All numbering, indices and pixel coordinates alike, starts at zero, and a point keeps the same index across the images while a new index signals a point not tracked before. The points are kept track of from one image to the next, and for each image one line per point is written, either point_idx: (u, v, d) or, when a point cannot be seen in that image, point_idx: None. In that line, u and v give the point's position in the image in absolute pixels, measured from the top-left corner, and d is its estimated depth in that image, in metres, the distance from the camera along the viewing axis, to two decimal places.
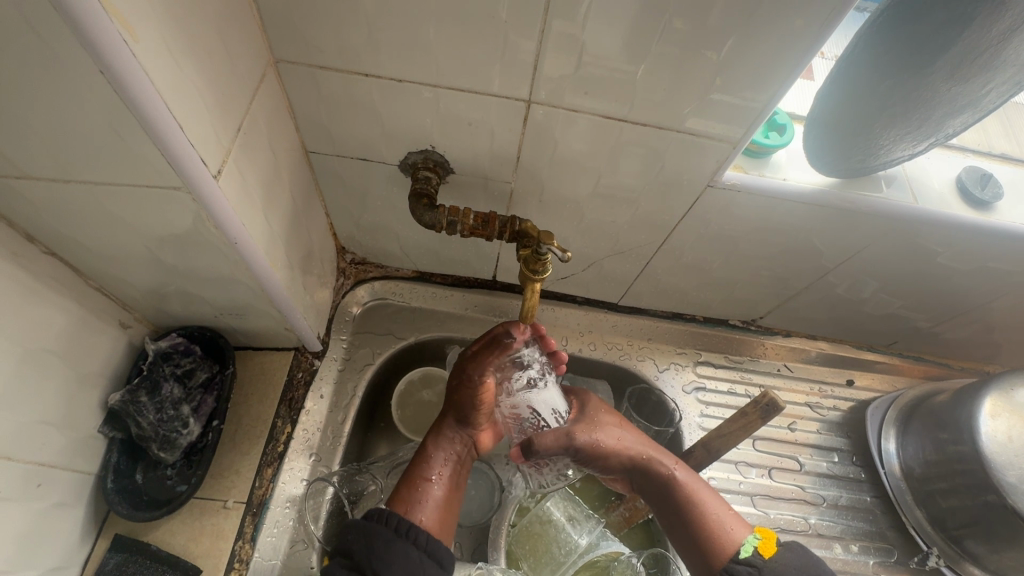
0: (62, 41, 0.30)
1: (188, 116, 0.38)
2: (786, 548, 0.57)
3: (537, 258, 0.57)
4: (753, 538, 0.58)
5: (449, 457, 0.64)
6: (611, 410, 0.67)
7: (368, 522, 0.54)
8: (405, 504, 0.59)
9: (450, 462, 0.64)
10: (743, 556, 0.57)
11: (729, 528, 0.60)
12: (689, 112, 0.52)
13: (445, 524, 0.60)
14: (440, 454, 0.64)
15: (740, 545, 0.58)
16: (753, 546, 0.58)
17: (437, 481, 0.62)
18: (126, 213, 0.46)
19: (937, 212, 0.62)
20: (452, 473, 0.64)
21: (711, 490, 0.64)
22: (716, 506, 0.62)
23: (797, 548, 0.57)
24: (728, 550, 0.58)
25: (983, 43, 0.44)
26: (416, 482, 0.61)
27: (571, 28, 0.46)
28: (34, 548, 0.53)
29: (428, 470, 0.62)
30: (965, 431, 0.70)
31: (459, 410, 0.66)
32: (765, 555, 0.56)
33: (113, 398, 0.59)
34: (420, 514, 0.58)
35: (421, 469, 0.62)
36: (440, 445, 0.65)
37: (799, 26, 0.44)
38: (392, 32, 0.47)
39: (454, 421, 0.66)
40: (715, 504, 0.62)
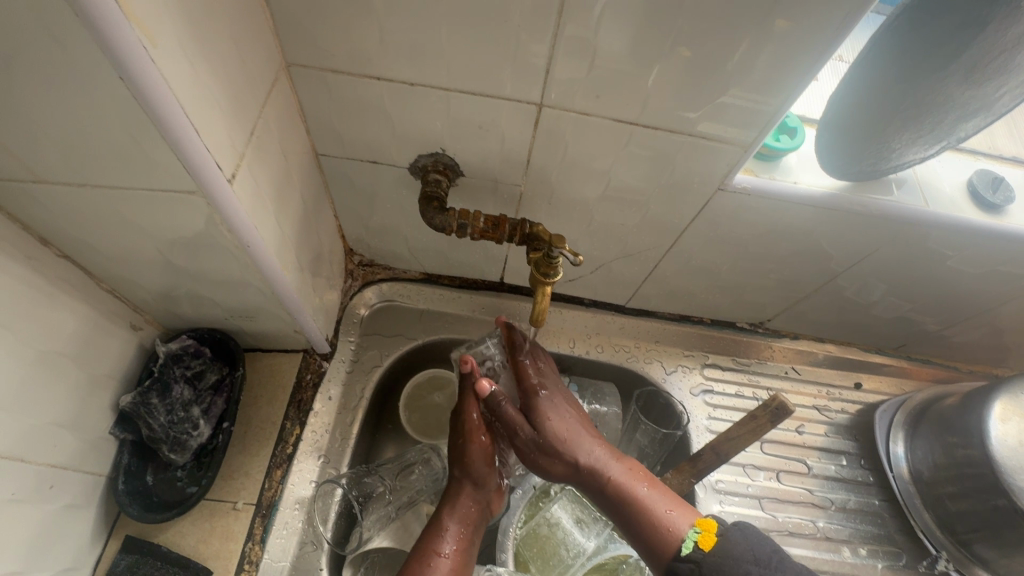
0: (82, 47, 0.30)
1: (205, 121, 0.38)
2: (725, 539, 0.55)
3: (548, 262, 0.57)
4: (694, 531, 0.57)
5: (460, 524, 0.64)
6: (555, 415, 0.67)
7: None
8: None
9: (462, 529, 0.64)
10: (684, 553, 0.55)
11: (669, 527, 0.58)
12: (700, 116, 0.52)
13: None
14: (453, 522, 0.64)
15: (681, 541, 0.56)
16: (694, 542, 0.56)
17: (449, 554, 0.61)
18: (140, 217, 0.46)
19: (948, 215, 0.62)
20: (464, 540, 0.63)
21: (654, 485, 0.62)
22: (660, 504, 0.60)
23: (738, 538, 0.54)
24: (668, 550, 0.57)
25: (996, 47, 0.44)
26: (428, 556, 0.60)
27: (584, 32, 0.46)
28: (46, 550, 0.53)
29: (440, 541, 0.62)
30: (975, 435, 0.69)
31: (465, 469, 0.67)
32: (705, 548, 0.55)
33: (124, 400, 0.59)
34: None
35: (433, 542, 0.62)
36: (452, 513, 0.65)
37: (814, 31, 0.44)
38: (405, 35, 0.47)
39: (462, 483, 0.66)
40: (660, 503, 0.60)
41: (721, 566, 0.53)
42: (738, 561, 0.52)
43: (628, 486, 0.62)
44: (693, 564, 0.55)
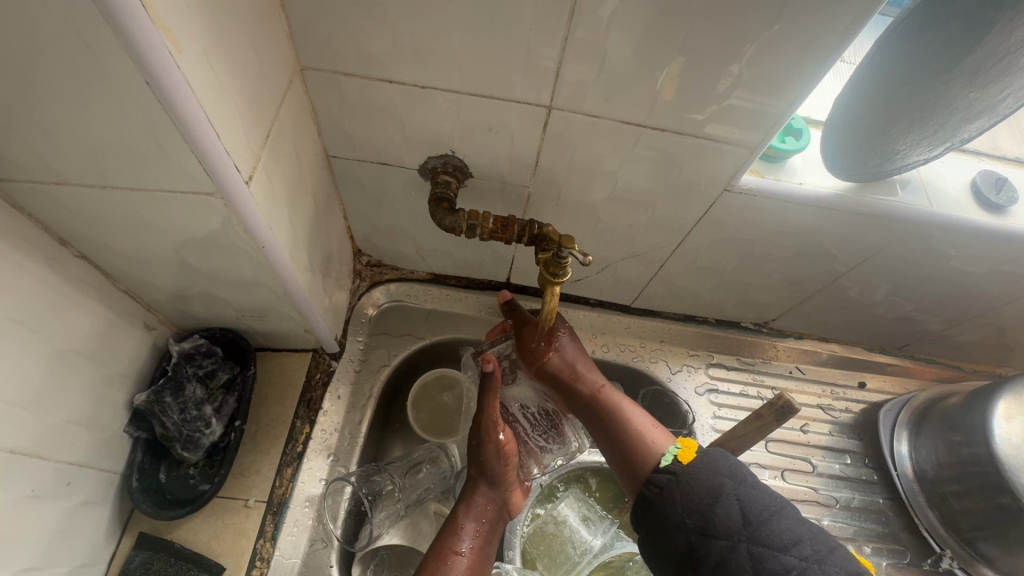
0: (110, 53, 0.31)
1: (224, 125, 0.39)
2: (705, 454, 0.56)
3: (557, 263, 0.58)
4: (673, 448, 0.58)
5: (477, 522, 0.64)
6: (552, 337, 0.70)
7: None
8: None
9: (479, 527, 0.64)
10: (663, 464, 0.57)
11: (652, 441, 0.62)
12: (708, 118, 0.53)
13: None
14: (470, 521, 0.64)
15: (661, 454, 0.60)
16: (674, 455, 0.57)
17: (466, 553, 0.61)
18: (158, 219, 0.47)
19: (952, 216, 0.63)
20: (481, 539, 0.63)
21: (639, 412, 0.66)
22: (642, 424, 0.64)
23: (717, 453, 0.56)
24: (649, 460, 0.60)
25: (1002, 49, 0.44)
26: (444, 555, 0.60)
27: (595, 36, 0.46)
28: (63, 546, 0.54)
29: (456, 540, 0.62)
30: (979, 434, 0.70)
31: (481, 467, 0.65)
32: (683, 461, 0.56)
33: (139, 399, 0.60)
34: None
35: (450, 542, 0.62)
36: (468, 511, 0.64)
37: (820, 35, 0.44)
38: (418, 40, 0.48)
39: (479, 481, 0.66)
40: (643, 421, 0.64)
41: (698, 476, 0.54)
42: (714, 474, 0.54)
43: (616, 407, 0.66)
44: (671, 474, 0.56)
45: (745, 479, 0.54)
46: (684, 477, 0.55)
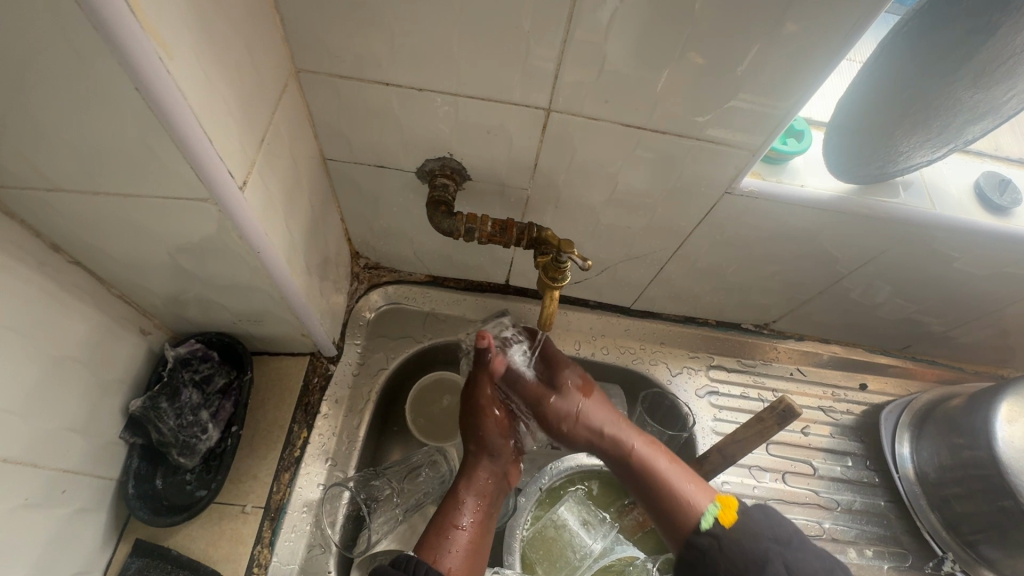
0: (100, 60, 0.31)
1: (218, 130, 0.38)
2: (745, 515, 0.55)
3: (556, 267, 0.57)
4: (713, 507, 0.57)
5: (476, 498, 0.64)
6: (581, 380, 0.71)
7: (394, 569, 0.52)
8: (433, 553, 0.59)
9: (478, 502, 0.64)
10: (702, 528, 0.56)
11: (690, 497, 0.59)
12: (709, 120, 0.52)
13: (476, 567, 0.59)
14: (470, 497, 0.64)
15: (699, 517, 0.57)
16: (713, 516, 0.56)
17: (466, 528, 0.61)
18: (153, 225, 0.46)
19: (954, 217, 0.62)
20: (482, 513, 0.63)
21: (672, 463, 0.63)
22: (678, 479, 0.61)
23: (758, 514, 0.55)
24: (685, 523, 0.57)
25: (1006, 52, 0.44)
26: (444, 528, 0.61)
27: (594, 37, 0.46)
28: (59, 553, 0.54)
29: (456, 515, 0.62)
30: (981, 436, 0.70)
31: (480, 437, 0.68)
32: (725, 524, 0.55)
33: (134, 405, 0.59)
34: (449, 561, 0.58)
35: (450, 516, 0.62)
36: (469, 487, 0.65)
37: (824, 36, 0.44)
38: (415, 42, 0.48)
39: (477, 455, 0.67)
40: (678, 477, 0.61)
41: (743, 538, 0.53)
42: (757, 538, 0.53)
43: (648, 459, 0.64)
44: (713, 538, 0.55)
45: (791, 540, 0.52)
46: (726, 541, 0.54)
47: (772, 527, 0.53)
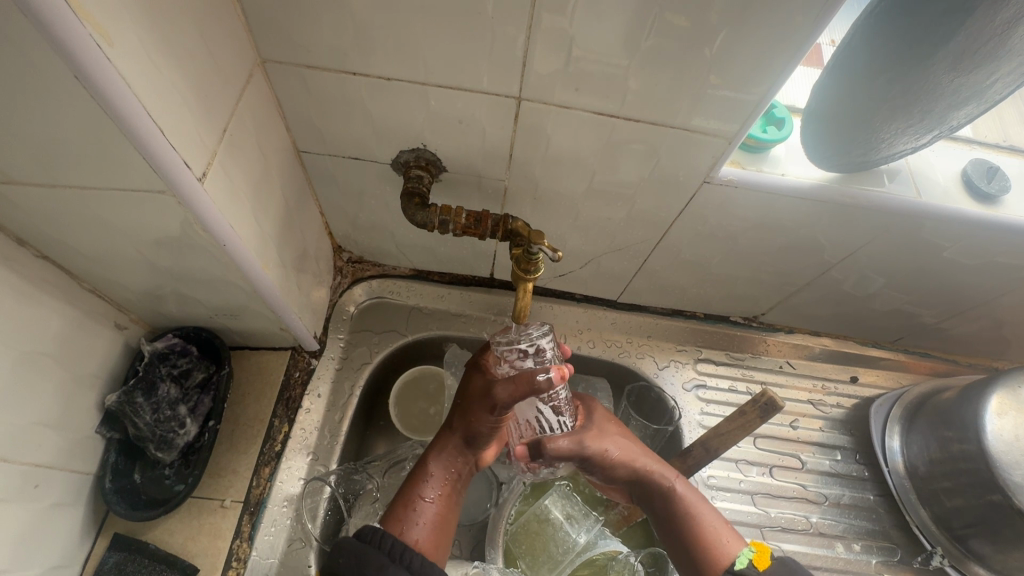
0: (35, 48, 0.30)
1: (169, 121, 0.38)
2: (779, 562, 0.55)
3: (528, 258, 0.57)
4: (747, 550, 0.57)
5: (446, 474, 0.60)
6: (614, 421, 0.66)
7: (360, 542, 0.50)
8: (398, 522, 0.56)
9: (449, 479, 0.61)
10: (737, 568, 0.56)
11: (724, 541, 0.59)
12: (682, 108, 0.51)
13: (441, 541, 0.57)
14: (440, 471, 0.60)
15: (734, 557, 0.57)
16: (749, 559, 0.57)
17: (432, 501, 0.59)
18: (116, 218, 0.46)
19: (941, 206, 0.61)
20: (449, 490, 0.60)
21: (707, 503, 0.63)
22: (716, 520, 0.61)
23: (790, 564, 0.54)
24: (718, 566, 0.57)
25: (985, 33, 0.42)
26: (411, 499, 0.58)
27: (560, 23, 0.45)
28: (33, 548, 0.54)
29: (423, 486, 0.59)
30: (971, 430, 0.68)
31: (469, 427, 0.59)
32: (760, 568, 0.55)
33: (109, 399, 0.60)
34: (412, 532, 0.56)
35: (418, 486, 0.59)
36: (442, 460, 0.61)
37: (793, 20, 0.43)
38: (379, 30, 0.47)
39: (456, 432, 0.61)
40: (717, 519, 0.61)
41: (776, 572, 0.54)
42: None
43: (688, 502, 0.62)
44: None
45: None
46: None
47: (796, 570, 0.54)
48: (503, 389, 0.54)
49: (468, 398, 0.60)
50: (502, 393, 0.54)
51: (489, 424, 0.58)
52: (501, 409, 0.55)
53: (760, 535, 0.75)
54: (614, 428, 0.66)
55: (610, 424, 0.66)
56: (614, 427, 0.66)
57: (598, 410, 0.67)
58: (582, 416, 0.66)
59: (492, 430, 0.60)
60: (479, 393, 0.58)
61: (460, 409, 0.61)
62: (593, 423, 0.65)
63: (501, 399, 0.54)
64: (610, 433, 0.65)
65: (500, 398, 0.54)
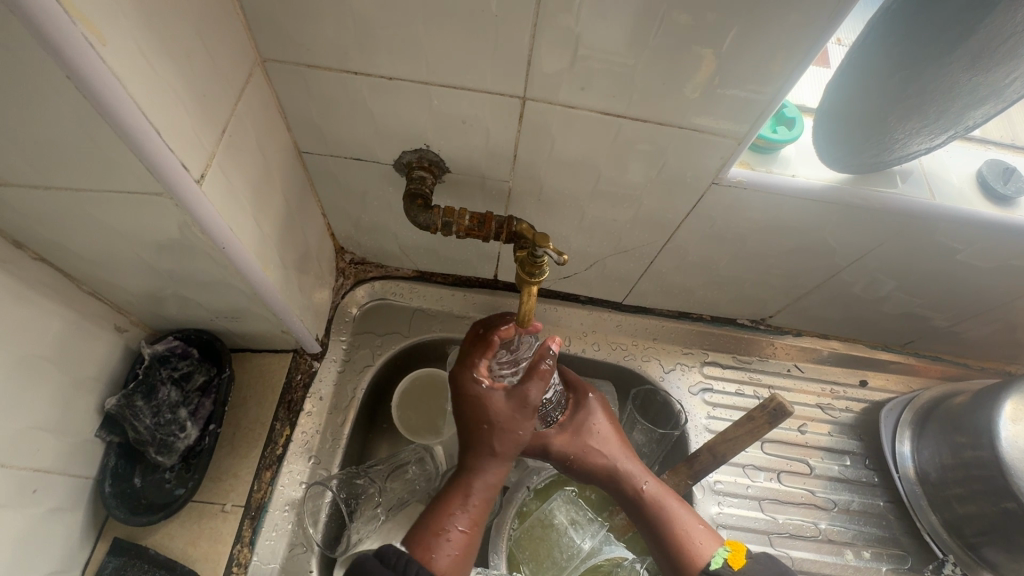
0: (25, 47, 0.29)
1: (166, 122, 0.37)
2: (754, 560, 0.55)
3: (533, 261, 0.55)
4: (722, 550, 0.57)
5: (481, 499, 0.56)
6: (599, 418, 0.64)
7: (383, 566, 0.49)
8: (427, 551, 0.52)
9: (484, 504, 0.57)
10: (713, 568, 0.55)
11: (700, 541, 0.58)
12: (691, 108, 0.50)
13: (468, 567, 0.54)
14: (478, 497, 0.56)
15: (710, 557, 0.56)
16: (723, 559, 0.56)
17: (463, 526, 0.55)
18: (113, 221, 0.45)
19: (956, 208, 0.59)
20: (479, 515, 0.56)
21: (682, 502, 0.61)
22: (690, 518, 0.59)
23: (765, 559, 0.55)
24: (695, 565, 0.56)
25: (1005, 31, 0.41)
26: (439, 526, 0.54)
27: (566, 21, 0.43)
28: (33, 552, 0.53)
29: (456, 512, 0.55)
30: (984, 436, 0.67)
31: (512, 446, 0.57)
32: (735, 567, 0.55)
33: (109, 403, 0.59)
34: (445, 563, 0.52)
35: (447, 512, 0.55)
36: (475, 485, 0.57)
37: (804, 20, 0.42)
38: (381, 29, 0.46)
39: (494, 455, 0.57)
40: (690, 517, 0.59)
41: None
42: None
43: (663, 501, 0.60)
44: None
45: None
46: None
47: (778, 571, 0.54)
48: (534, 387, 0.55)
49: (500, 419, 0.56)
50: (534, 392, 0.56)
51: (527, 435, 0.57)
52: (531, 409, 0.56)
53: (768, 541, 0.74)
54: (598, 424, 0.64)
55: (597, 420, 0.64)
56: (600, 422, 0.64)
57: (589, 406, 0.65)
58: (567, 412, 0.64)
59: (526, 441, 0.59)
60: (512, 406, 0.56)
61: (492, 431, 0.56)
62: (574, 421, 0.63)
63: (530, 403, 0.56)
64: (588, 432, 0.63)
65: (530, 397, 0.55)
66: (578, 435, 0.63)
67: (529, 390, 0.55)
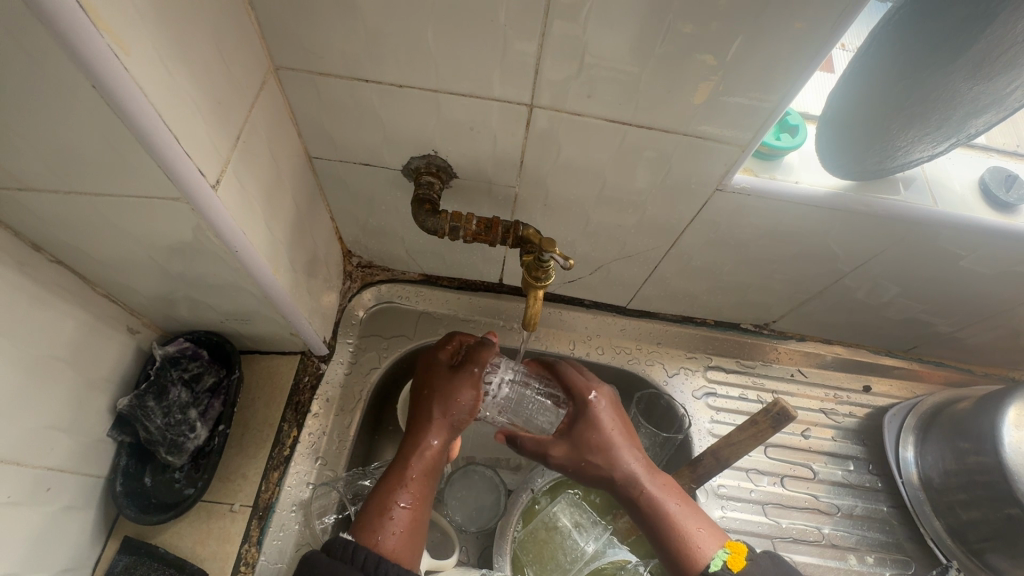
0: (55, 59, 0.31)
1: (185, 129, 0.38)
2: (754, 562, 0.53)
3: (538, 266, 0.57)
4: (722, 551, 0.55)
5: (420, 474, 0.57)
6: (604, 422, 0.62)
7: (331, 559, 0.49)
8: (374, 534, 0.53)
9: (426, 479, 0.58)
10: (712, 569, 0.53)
11: (696, 544, 0.55)
12: (696, 115, 0.51)
13: (416, 547, 0.54)
14: (418, 473, 0.57)
15: (707, 560, 0.54)
16: (722, 561, 0.54)
17: (408, 504, 0.55)
18: (129, 225, 0.46)
19: (958, 215, 0.60)
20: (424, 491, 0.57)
21: (684, 501, 0.59)
22: (688, 522, 0.57)
23: (765, 561, 0.54)
24: (694, 568, 0.54)
25: (1005, 41, 0.42)
26: (383, 507, 0.55)
27: (573, 30, 0.44)
28: (45, 550, 0.54)
29: (399, 491, 0.56)
30: (987, 441, 0.67)
31: (452, 413, 0.60)
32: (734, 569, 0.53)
33: (121, 403, 0.60)
34: (388, 540, 0.53)
35: (391, 492, 0.56)
36: (417, 462, 0.58)
37: (808, 29, 0.42)
38: (392, 38, 0.47)
39: (434, 425, 0.60)
40: (688, 520, 0.57)
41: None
42: None
43: (659, 505, 0.59)
44: None
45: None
46: None
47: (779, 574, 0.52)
48: (478, 363, 0.62)
49: (442, 388, 0.61)
50: (477, 365, 0.62)
51: (470, 403, 0.60)
52: (475, 379, 0.61)
53: (772, 545, 0.74)
54: (600, 432, 0.61)
55: (598, 428, 0.61)
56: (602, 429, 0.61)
57: (585, 416, 0.62)
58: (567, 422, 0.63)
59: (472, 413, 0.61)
60: (454, 376, 0.62)
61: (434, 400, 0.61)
62: (574, 432, 0.62)
63: (475, 381, 0.61)
64: (587, 442, 0.61)
65: (474, 370, 0.62)
66: (578, 451, 0.61)
67: (474, 366, 0.62)
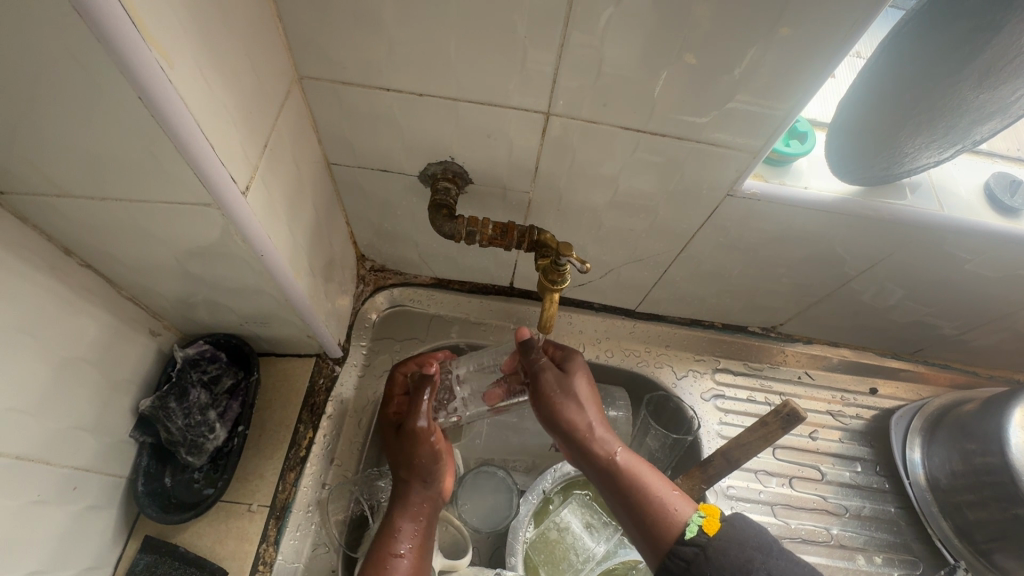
0: (100, 69, 0.32)
1: (219, 137, 0.40)
2: (730, 522, 0.52)
3: (555, 269, 0.58)
4: (697, 516, 0.54)
5: (412, 520, 0.62)
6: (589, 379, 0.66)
7: None
8: None
9: (416, 525, 0.62)
10: (687, 536, 0.52)
11: (674, 507, 0.56)
12: (709, 122, 0.52)
13: None
14: (408, 521, 0.62)
15: (683, 525, 0.54)
16: (697, 526, 0.53)
17: (406, 553, 0.59)
18: (161, 230, 0.47)
19: (964, 220, 0.61)
20: (420, 536, 0.62)
21: (654, 471, 0.62)
22: (662, 487, 0.59)
23: (741, 521, 0.52)
24: (672, 532, 0.54)
25: (1011, 52, 0.43)
26: (382, 561, 0.58)
27: (590, 41, 0.46)
28: (70, 548, 0.55)
29: (395, 543, 0.60)
30: (994, 442, 0.68)
31: (416, 457, 0.65)
32: (709, 533, 0.52)
33: (144, 404, 0.61)
34: None
35: (388, 545, 0.60)
36: (405, 513, 0.63)
37: (821, 39, 0.43)
38: (414, 48, 0.48)
39: (408, 476, 0.65)
40: (662, 486, 0.59)
41: (726, 551, 0.49)
42: (743, 546, 0.49)
43: (632, 470, 0.61)
44: (697, 547, 0.51)
45: (774, 548, 0.49)
46: (712, 549, 0.50)
47: (757, 535, 0.51)
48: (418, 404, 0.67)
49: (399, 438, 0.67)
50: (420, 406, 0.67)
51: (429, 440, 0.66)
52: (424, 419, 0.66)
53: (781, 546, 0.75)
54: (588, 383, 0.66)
55: (584, 380, 0.66)
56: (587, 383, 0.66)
57: (574, 366, 0.67)
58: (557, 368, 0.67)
59: (436, 448, 0.67)
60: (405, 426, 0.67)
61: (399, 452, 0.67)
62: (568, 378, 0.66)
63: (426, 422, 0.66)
64: (580, 388, 0.65)
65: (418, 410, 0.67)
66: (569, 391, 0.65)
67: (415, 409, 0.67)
